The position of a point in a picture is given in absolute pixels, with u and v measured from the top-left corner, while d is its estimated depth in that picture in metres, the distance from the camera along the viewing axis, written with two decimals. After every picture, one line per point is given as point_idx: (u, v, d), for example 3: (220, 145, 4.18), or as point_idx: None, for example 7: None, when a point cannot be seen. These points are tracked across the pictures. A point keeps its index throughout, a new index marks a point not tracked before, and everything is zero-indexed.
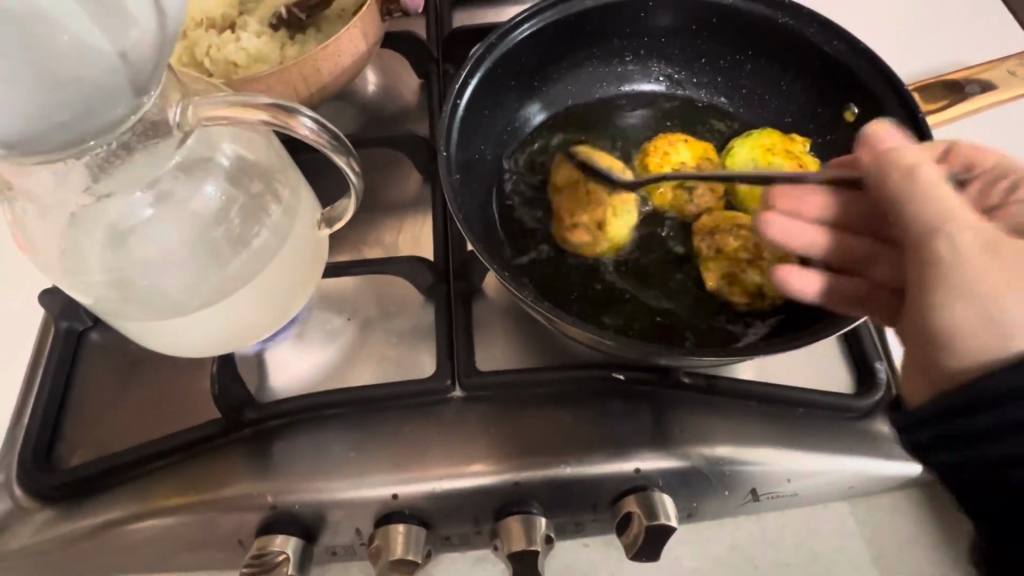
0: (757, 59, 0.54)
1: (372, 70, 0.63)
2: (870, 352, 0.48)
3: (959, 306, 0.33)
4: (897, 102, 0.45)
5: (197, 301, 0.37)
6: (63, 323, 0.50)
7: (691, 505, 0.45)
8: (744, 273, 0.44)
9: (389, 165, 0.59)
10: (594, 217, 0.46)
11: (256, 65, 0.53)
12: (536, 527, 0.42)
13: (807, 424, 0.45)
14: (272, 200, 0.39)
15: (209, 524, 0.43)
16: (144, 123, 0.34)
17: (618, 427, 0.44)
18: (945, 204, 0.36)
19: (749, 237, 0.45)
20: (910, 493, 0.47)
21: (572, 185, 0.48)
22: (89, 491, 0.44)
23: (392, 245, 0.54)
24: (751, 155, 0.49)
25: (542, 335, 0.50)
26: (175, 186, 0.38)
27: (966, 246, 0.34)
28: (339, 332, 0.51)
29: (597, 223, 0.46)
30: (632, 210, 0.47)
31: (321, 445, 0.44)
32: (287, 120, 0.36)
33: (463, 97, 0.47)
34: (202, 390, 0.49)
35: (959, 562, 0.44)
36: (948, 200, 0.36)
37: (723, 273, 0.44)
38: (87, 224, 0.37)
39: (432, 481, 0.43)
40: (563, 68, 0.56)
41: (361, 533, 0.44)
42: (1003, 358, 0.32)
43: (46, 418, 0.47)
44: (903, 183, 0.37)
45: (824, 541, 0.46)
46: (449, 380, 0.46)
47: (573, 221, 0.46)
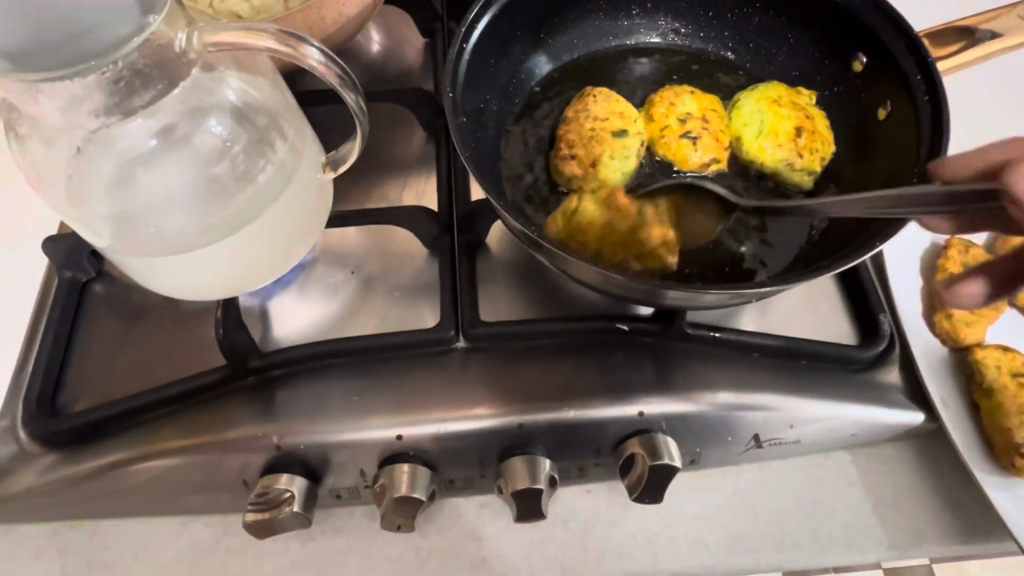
0: (765, 12, 0.54)
1: (375, 28, 0.63)
2: (876, 306, 0.47)
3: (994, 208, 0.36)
4: (906, 49, 0.45)
5: (203, 235, 0.37)
6: (67, 273, 0.49)
7: (694, 451, 0.45)
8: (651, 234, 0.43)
9: (395, 123, 0.58)
10: (591, 153, 0.46)
11: (259, 16, 0.52)
12: (540, 467, 0.42)
13: (811, 375, 0.45)
14: (277, 137, 0.39)
15: (215, 464, 0.43)
16: (152, 47, 0.33)
17: (622, 374, 0.45)
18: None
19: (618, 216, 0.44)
20: (911, 444, 0.47)
21: (578, 124, 0.47)
22: (93, 436, 0.44)
23: (397, 200, 0.54)
24: (758, 106, 0.49)
25: (547, 287, 0.50)
26: (180, 121, 0.38)
27: None
28: (342, 285, 0.51)
29: (592, 161, 0.46)
30: (633, 152, 0.47)
31: (325, 390, 0.45)
32: (295, 47, 0.36)
33: (470, 42, 0.47)
34: (206, 339, 0.49)
35: (959, 508, 0.45)
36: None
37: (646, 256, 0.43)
38: (91, 156, 0.37)
39: (436, 424, 0.43)
40: (569, 20, 0.56)
41: (366, 475, 0.44)
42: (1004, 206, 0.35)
43: (50, 366, 0.47)
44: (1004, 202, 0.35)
45: (826, 489, 0.46)
46: (454, 330, 0.46)
47: (568, 160, 0.46)
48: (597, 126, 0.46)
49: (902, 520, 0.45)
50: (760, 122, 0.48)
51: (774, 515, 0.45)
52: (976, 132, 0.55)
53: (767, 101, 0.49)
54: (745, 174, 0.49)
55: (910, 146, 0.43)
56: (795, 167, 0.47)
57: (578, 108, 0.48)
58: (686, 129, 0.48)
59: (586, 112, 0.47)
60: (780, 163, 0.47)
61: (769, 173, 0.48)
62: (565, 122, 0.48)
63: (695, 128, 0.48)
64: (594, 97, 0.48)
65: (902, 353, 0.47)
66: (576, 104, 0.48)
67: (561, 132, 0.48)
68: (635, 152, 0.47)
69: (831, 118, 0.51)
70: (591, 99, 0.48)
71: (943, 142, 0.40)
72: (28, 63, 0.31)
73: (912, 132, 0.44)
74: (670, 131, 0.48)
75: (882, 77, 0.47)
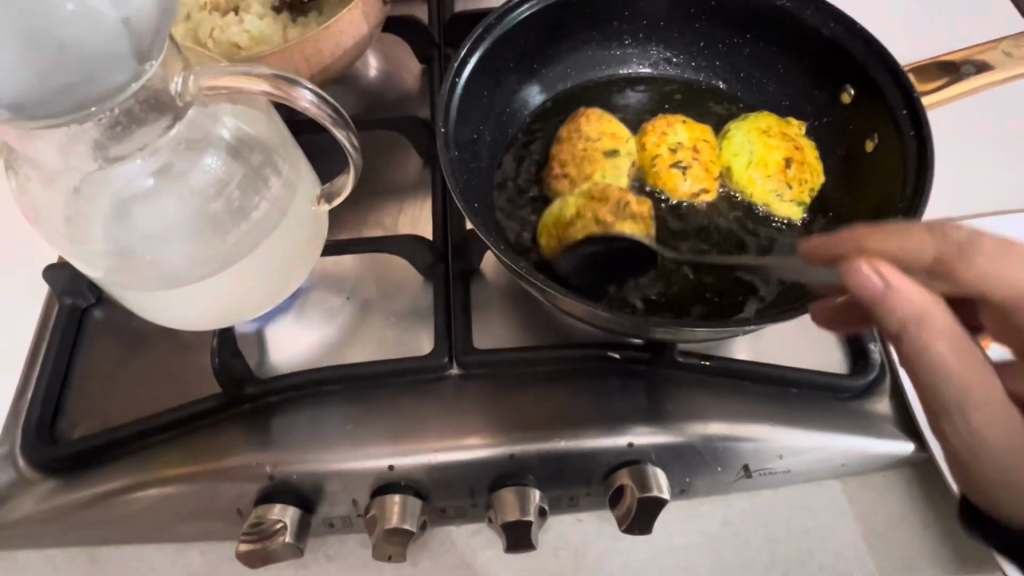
0: (755, 42, 0.55)
1: (373, 54, 0.64)
2: (865, 334, 0.48)
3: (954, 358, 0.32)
4: (891, 83, 0.46)
5: (198, 270, 0.37)
6: (67, 300, 0.50)
7: (685, 481, 0.45)
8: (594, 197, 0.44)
9: (391, 149, 0.59)
10: (581, 173, 0.47)
11: (258, 47, 0.53)
12: (530, 499, 0.43)
13: (800, 404, 0.45)
14: (272, 172, 0.40)
15: (210, 493, 0.44)
16: (148, 92, 0.35)
17: (612, 403, 0.45)
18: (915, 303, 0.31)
19: (592, 206, 0.43)
20: (903, 472, 0.47)
21: (572, 145, 0.48)
22: (90, 463, 0.45)
23: (392, 227, 0.55)
24: (748, 137, 0.49)
25: (540, 314, 0.50)
26: (176, 157, 0.39)
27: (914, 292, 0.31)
28: (337, 312, 0.51)
29: (582, 180, 0.46)
30: (623, 174, 0.47)
31: (318, 419, 0.45)
32: (288, 90, 0.37)
33: (462, 75, 0.48)
34: (203, 365, 0.49)
35: (950, 538, 0.45)
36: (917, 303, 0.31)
37: (602, 198, 0.43)
38: (91, 193, 0.38)
39: (428, 453, 0.43)
40: (563, 50, 0.57)
41: (358, 504, 0.45)
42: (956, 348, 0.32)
43: (49, 393, 0.47)
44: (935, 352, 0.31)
45: (817, 518, 0.46)
46: (447, 358, 0.46)
47: (564, 181, 0.47)
48: (591, 147, 0.47)
49: (892, 548, 0.45)
50: (749, 153, 0.49)
51: (765, 544, 0.45)
52: (967, 160, 0.56)
53: (758, 133, 0.49)
54: (733, 205, 0.49)
55: (897, 180, 0.44)
56: (784, 200, 0.48)
57: (571, 129, 0.49)
58: (676, 159, 0.48)
59: (580, 133, 0.48)
60: (771, 196, 0.48)
61: (757, 203, 0.49)
62: (559, 142, 0.49)
63: (685, 158, 0.48)
64: (592, 118, 0.49)
65: (893, 383, 0.47)
66: (570, 124, 0.49)
67: (554, 151, 0.49)
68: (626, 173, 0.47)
69: (820, 148, 0.52)
70: (584, 120, 0.49)
71: (928, 180, 0.40)
72: (17, 108, 0.30)
73: (898, 166, 0.44)
74: (661, 160, 0.48)
75: (869, 110, 0.48)
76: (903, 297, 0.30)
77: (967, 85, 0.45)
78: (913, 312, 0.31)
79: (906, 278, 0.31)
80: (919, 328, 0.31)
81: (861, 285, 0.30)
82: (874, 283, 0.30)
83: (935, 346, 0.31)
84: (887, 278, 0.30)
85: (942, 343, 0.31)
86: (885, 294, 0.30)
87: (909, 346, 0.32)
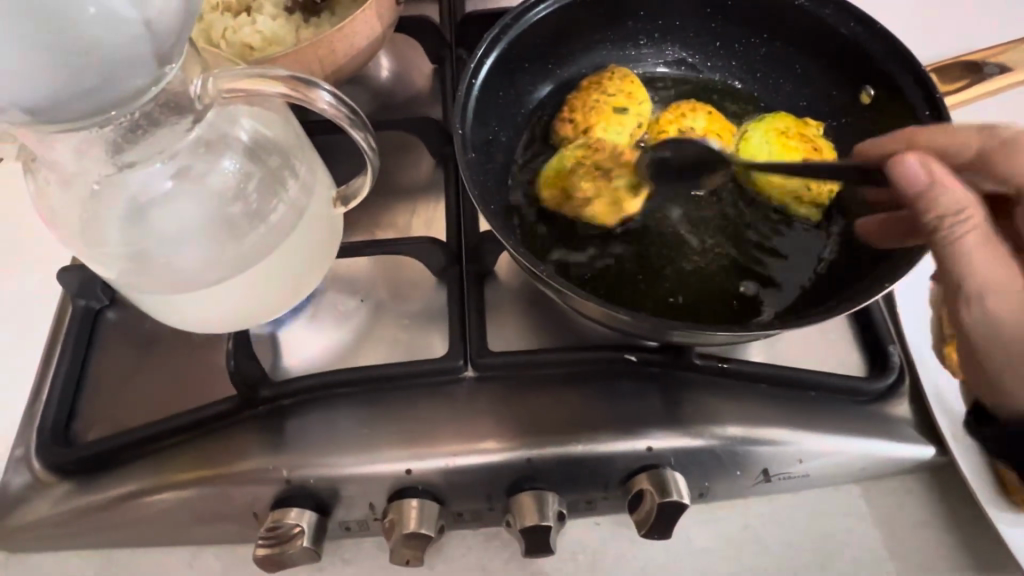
0: (772, 42, 0.54)
1: (385, 54, 0.63)
2: (884, 336, 0.47)
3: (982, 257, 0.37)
4: (914, 84, 0.45)
5: (214, 274, 0.37)
6: (81, 301, 0.50)
7: (703, 485, 0.45)
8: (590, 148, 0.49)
9: (403, 149, 0.59)
10: (588, 121, 0.50)
11: (271, 48, 0.53)
12: (547, 503, 0.42)
13: (819, 408, 0.45)
14: (289, 175, 0.40)
15: (225, 496, 0.44)
16: (167, 96, 0.35)
17: (630, 406, 0.45)
18: (959, 201, 0.37)
19: (590, 153, 0.48)
20: (923, 477, 0.47)
21: (585, 96, 0.51)
22: (106, 466, 0.44)
23: (406, 228, 0.54)
24: (766, 137, 0.49)
25: (556, 316, 0.50)
26: (194, 161, 0.38)
27: (950, 188, 0.37)
28: (351, 314, 0.51)
29: (586, 130, 0.50)
30: (627, 129, 0.49)
31: (334, 421, 0.45)
32: (305, 92, 0.36)
33: (479, 76, 0.48)
34: (217, 367, 0.49)
35: (971, 544, 0.44)
36: (960, 199, 0.37)
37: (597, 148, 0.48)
38: (108, 196, 0.38)
39: (444, 457, 0.43)
40: (577, 50, 0.56)
41: (375, 508, 0.44)
42: (984, 241, 0.37)
43: (64, 396, 0.47)
44: (971, 249, 0.37)
45: (836, 524, 0.46)
46: (462, 360, 0.46)
47: (570, 130, 0.51)
48: (602, 100, 0.50)
49: (912, 553, 0.44)
50: (767, 153, 0.49)
51: (784, 548, 0.45)
52: None
53: (774, 134, 0.49)
54: (750, 207, 0.49)
55: None
56: (801, 200, 0.48)
57: (589, 84, 0.52)
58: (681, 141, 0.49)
59: (597, 87, 0.51)
60: (788, 194, 0.48)
61: (775, 202, 0.49)
62: (577, 91, 0.52)
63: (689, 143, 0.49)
64: (608, 73, 0.52)
65: (912, 385, 0.47)
66: (588, 82, 0.52)
67: (568, 104, 0.52)
68: (631, 130, 0.50)
69: (838, 148, 0.52)
70: (607, 78, 0.52)
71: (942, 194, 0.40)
72: (36, 113, 0.30)
73: None
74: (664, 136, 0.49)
75: (890, 110, 0.47)
76: (945, 186, 0.37)
77: (996, 83, 0.49)
78: (950, 204, 0.37)
79: (944, 173, 0.37)
80: (958, 221, 0.37)
81: (907, 173, 0.37)
82: (913, 170, 0.37)
83: (966, 237, 0.37)
84: (926, 170, 0.37)
85: (978, 240, 0.37)
86: (928, 182, 0.37)
87: (947, 239, 0.37)
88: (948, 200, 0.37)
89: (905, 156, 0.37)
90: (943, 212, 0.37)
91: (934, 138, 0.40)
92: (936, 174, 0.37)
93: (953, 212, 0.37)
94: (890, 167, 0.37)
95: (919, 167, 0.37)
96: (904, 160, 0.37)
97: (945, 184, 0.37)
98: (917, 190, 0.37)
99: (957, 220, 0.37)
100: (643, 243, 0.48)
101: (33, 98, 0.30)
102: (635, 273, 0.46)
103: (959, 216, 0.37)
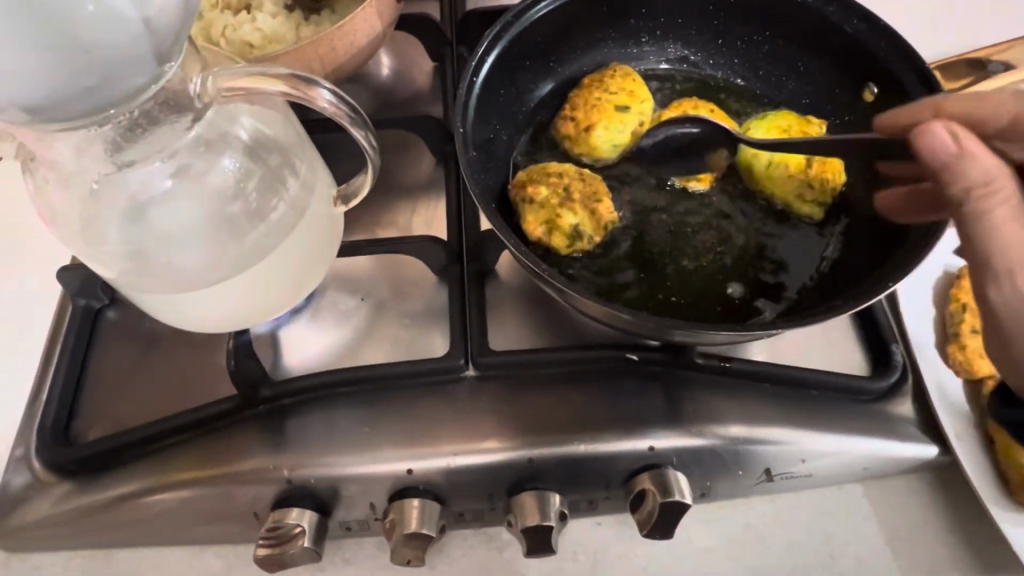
0: (775, 40, 0.54)
1: (385, 52, 0.63)
2: (887, 335, 0.47)
3: (1013, 229, 0.34)
4: (918, 83, 0.45)
5: (214, 273, 0.37)
6: (81, 301, 0.50)
7: (705, 485, 0.45)
8: (570, 174, 0.46)
9: (404, 148, 0.58)
10: (589, 119, 0.49)
11: (271, 46, 0.52)
12: (549, 502, 0.42)
13: (822, 407, 0.45)
14: (289, 173, 0.39)
15: (226, 496, 0.44)
16: (166, 94, 0.35)
17: (632, 405, 0.44)
18: (989, 172, 0.35)
19: (569, 180, 0.46)
20: (925, 476, 0.47)
21: (586, 95, 0.51)
22: (106, 467, 0.44)
23: (406, 226, 0.54)
24: (768, 136, 0.49)
25: (557, 315, 0.50)
26: (194, 159, 0.38)
27: (983, 157, 0.35)
28: (352, 313, 0.51)
29: (586, 128, 0.49)
30: (628, 128, 0.49)
31: (335, 421, 0.45)
32: (306, 90, 0.36)
33: (480, 75, 0.48)
34: (217, 366, 0.49)
35: (974, 544, 0.44)
36: (990, 169, 0.35)
37: (577, 178, 0.46)
38: (107, 195, 0.37)
39: (445, 457, 0.43)
40: (579, 48, 0.56)
41: (376, 508, 0.44)
42: (1014, 213, 0.35)
43: (64, 396, 0.47)
44: (1001, 222, 0.35)
45: (839, 523, 0.46)
46: (463, 360, 0.46)
47: (571, 130, 0.50)
48: (603, 98, 0.50)
49: (914, 553, 0.44)
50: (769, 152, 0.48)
51: (786, 548, 0.45)
52: None
53: (775, 134, 0.49)
54: (752, 205, 0.49)
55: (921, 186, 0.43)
56: (804, 199, 0.48)
57: (590, 83, 0.52)
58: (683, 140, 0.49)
59: (599, 86, 0.51)
60: (790, 193, 0.48)
61: (777, 200, 0.49)
62: (578, 89, 0.52)
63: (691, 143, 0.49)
64: (610, 73, 0.52)
65: (915, 385, 0.47)
66: (589, 80, 0.52)
67: (569, 102, 0.52)
68: (632, 129, 0.50)
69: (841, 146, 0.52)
70: (608, 77, 0.51)
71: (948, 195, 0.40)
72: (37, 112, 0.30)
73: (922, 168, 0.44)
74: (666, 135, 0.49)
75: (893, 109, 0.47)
76: (974, 157, 0.34)
77: (1000, 81, 0.48)
78: (978, 175, 0.35)
79: (975, 145, 0.35)
80: (986, 192, 0.35)
81: (933, 140, 0.35)
82: (939, 141, 0.35)
83: (995, 210, 0.35)
84: (956, 139, 0.35)
85: (1006, 212, 0.35)
86: (954, 153, 0.35)
87: (972, 212, 0.35)
88: (979, 169, 0.35)
89: (934, 125, 0.35)
90: (971, 182, 0.35)
91: (966, 105, 0.37)
92: (965, 144, 0.35)
93: (981, 184, 0.35)
94: (915, 137, 0.36)
95: (947, 138, 0.35)
96: (931, 130, 0.35)
97: (975, 155, 0.35)
98: (943, 161, 0.35)
99: (986, 191, 0.35)
100: (644, 242, 0.47)
101: (34, 98, 0.30)
102: (637, 272, 0.46)
103: (990, 187, 0.35)
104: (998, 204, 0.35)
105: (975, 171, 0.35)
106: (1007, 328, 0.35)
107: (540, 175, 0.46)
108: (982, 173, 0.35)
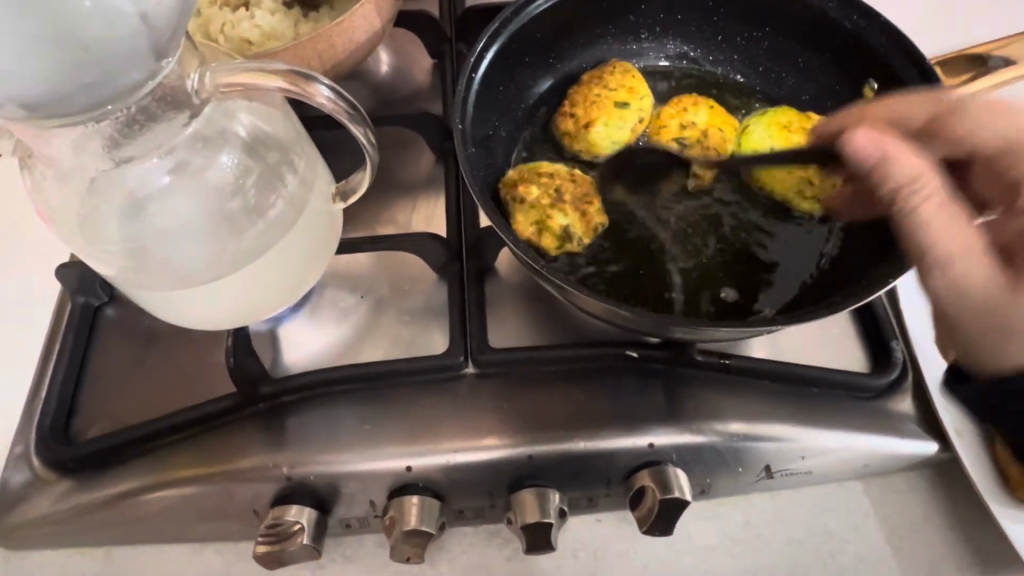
0: (774, 35, 0.54)
1: (384, 49, 0.63)
2: (887, 332, 0.47)
3: (943, 220, 0.36)
4: (919, 78, 0.45)
5: (213, 270, 0.37)
6: (80, 298, 0.50)
7: (705, 481, 0.45)
8: (561, 175, 0.46)
9: (404, 145, 0.58)
10: (589, 115, 0.49)
11: (269, 42, 0.52)
12: (549, 499, 0.42)
13: (821, 404, 0.45)
14: (288, 170, 0.39)
15: (227, 494, 0.43)
16: (164, 90, 0.34)
17: (632, 402, 0.44)
18: (913, 168, 0.37)
19: (560, 181, 0.46)
20: (925, 473, 0.47)
21: (585, 91, 0.51)
22: (105, 464, 0.44)
23: (406, 224, 0.54)
24: (768, 133, 0.49)
25: (557, 312, 0.50)
26: (192, 156, 0.38)
27: (906, 155, 0.37)
28: (351, 310, 0.51)
29: (586, 124, 0.49)
30: (628, 124, 0.49)
31: (334, 418, 0.45)
32: (304, 86, 0.36)
33: (479, 71, 0.47)
34: (217, 364, 0.49)
35: (975, 541, 0.44)
36: (915, 166, 0.37)
37: (569, 179, 0.46)
38: (106, 192, 0.37)
39: (445, 455, 0.43)
40: (578, 45, 0.56)
41: (375, 505, 0.44)
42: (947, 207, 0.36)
43: (63, 394, 0.47)
44: (932, 213, 0.36)
45: (839, 520, 0.46)
46: (462, 357, 0.46)
47: (570, 126, 0.50)
48: (603, 94, 0.50)
49: (915, 550, 0.44)
50: (769, 148, 0.49)
51: (787, 544, 0.45)
52: None
53: (773, 130, 0.49)
54: (752, 201, 0.49)
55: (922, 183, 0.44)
56: (805, 195, 0.47)
57: (590, 79, 0.52)
58: (683, 136, 0.49)
59: (598, 82, 0.51)
60: (791, 189, 0.48)
61: (778, 197, 0.48)
62: (577, 86, 0.52)
63: (692, 139, 0.49)
64: (610, 69, 0.52)
65: (915, 381, 0.47)
66: (589, 76, 0.52)
67: (569, 98, 0.52)
68: (632, 125, 0.50)
69: None
70: (608, 73, 0.51)
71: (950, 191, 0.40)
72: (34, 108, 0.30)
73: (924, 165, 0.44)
74: (666, 131, 0.49)
75: None
76: (896, 158, 0.37)
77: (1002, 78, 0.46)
78: (902, 173, 0.37)
79: (899, 148, 0.38)
80: (913, 188, 0.37)
81: (856, 146, 0.38)
82: (861, 143, 0.38)
83: (922, 206, 0.36)
84: (878, 146, 0.38)
85: (935, 204, 0.36)
86: (877, 155, 0.38)
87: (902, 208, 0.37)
88: (902, 169, 0.37)
89: (856, 133, 0.39)
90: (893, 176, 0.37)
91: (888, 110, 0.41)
92: (886, 145, 0.38)
93: (908, 178, 0.37)
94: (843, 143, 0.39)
95: (868, 141, 0.38)
96: (851, 138, 0.39)
97: (891, 151, 0.37)
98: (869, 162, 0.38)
99: (911, 186, 0.37)
100: (643, 239, 0.47)
101: (29, 92, 0.29)
102: (636, 268, 0.46)
103: (914, 183, 0.37)
104: (927, 196, 0.36)
105: (900, 170, 0.37)
106: (950, 314, 0.36)
107: (532, 174, 0.46)
108: (907, 168, 0.37)
